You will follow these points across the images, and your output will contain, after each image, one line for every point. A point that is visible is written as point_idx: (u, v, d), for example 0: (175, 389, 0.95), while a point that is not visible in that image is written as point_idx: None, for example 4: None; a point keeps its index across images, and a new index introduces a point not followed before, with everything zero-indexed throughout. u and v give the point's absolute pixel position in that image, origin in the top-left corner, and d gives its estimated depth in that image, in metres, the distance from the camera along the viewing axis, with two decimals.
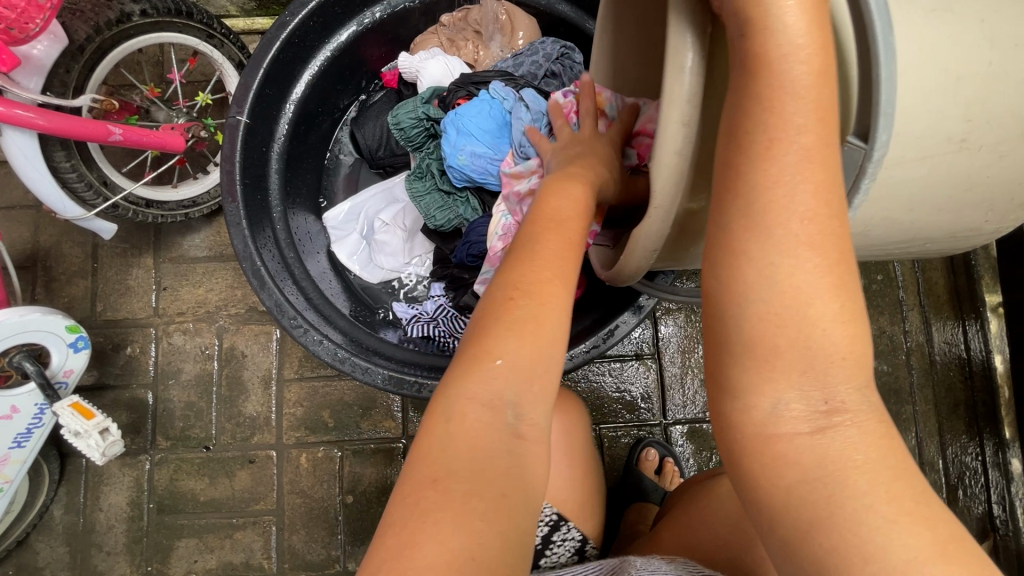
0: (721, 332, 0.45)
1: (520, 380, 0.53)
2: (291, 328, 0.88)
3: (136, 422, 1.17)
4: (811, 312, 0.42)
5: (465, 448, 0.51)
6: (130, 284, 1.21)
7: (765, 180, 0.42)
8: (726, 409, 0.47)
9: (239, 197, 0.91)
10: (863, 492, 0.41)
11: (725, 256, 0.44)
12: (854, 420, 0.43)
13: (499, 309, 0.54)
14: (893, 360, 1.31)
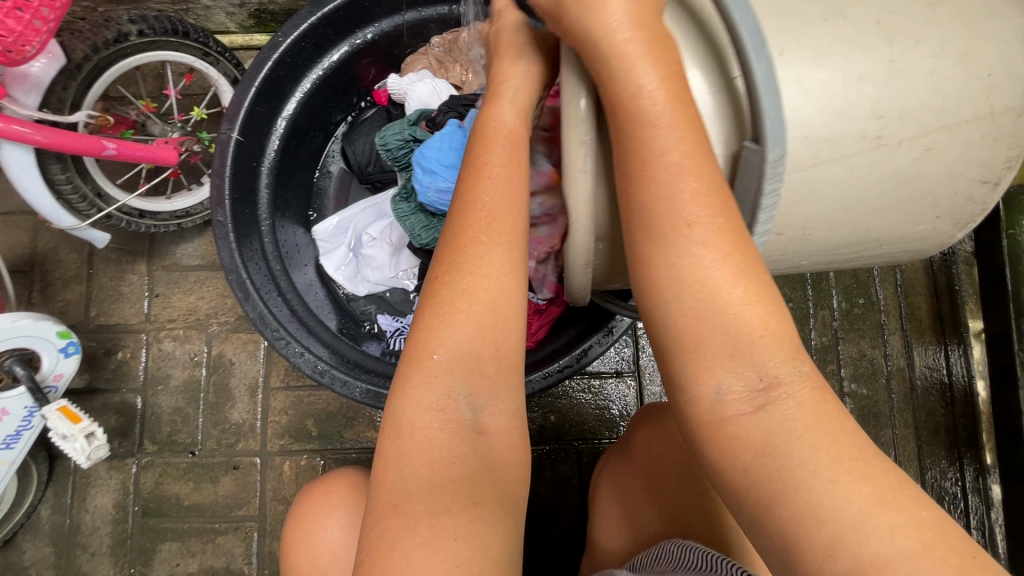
0: (658, 332, 0.53)
1: (465, 368, 0.57)
2: (273, 340, 0.90)
3: (124, 425, 1.20)
4: (721, 300, 0.50)
5: (426, 462, 0.53)
6: (124, 290, 1.24)
7: (653, 192, 0.52)
8: (679, 401, 0.53)
9: (227, 210, 0.94)
10: (806, 458, 0.45)
11: (644, 262, 0.53)
12: (789, 391, 0.48)
13: (431, 305, 0.59)
14: (873, 384, 1.32)
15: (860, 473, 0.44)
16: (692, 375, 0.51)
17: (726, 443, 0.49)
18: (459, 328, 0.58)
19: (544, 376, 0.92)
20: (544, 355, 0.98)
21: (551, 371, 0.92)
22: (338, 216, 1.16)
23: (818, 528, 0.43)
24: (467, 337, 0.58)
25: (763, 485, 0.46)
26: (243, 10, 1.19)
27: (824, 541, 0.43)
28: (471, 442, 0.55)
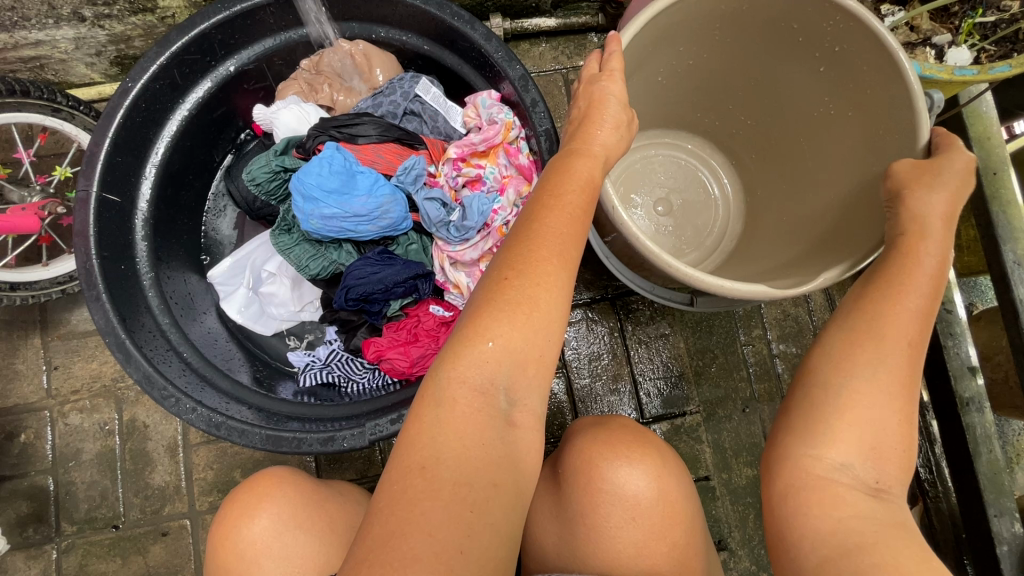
0: (819, 400, 0.59)
1: (513, 361, 0.57)
2: (161, 399, 0.85)
3: (37, 510, 1.13)
4: (893, 419, 0.56)
5: (454, 436, 0.55)
6: (18, 368, 1.17)
7: (892, 313, 0.60)
8: (796, 451, 0.59)
9: (96, 269, 0.89)
10: (900, 552, 0.51)
11: (841, 346, 0.61)
12: (895, 502, 0.56)
13: (494, 292, 0.58)
14: (801, 341, 1.28)
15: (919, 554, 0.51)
16: (824, 437, 0.57)
17: (808, 475, 0.57)
18: (518, 326, 0.57)
19: None
20: None
21: None
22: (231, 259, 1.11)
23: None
24: (524, 342, 0.57)
25: (844, 533, 0.53)
26: (102, 58, 1.14)
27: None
28: (501, 431, 0.57)
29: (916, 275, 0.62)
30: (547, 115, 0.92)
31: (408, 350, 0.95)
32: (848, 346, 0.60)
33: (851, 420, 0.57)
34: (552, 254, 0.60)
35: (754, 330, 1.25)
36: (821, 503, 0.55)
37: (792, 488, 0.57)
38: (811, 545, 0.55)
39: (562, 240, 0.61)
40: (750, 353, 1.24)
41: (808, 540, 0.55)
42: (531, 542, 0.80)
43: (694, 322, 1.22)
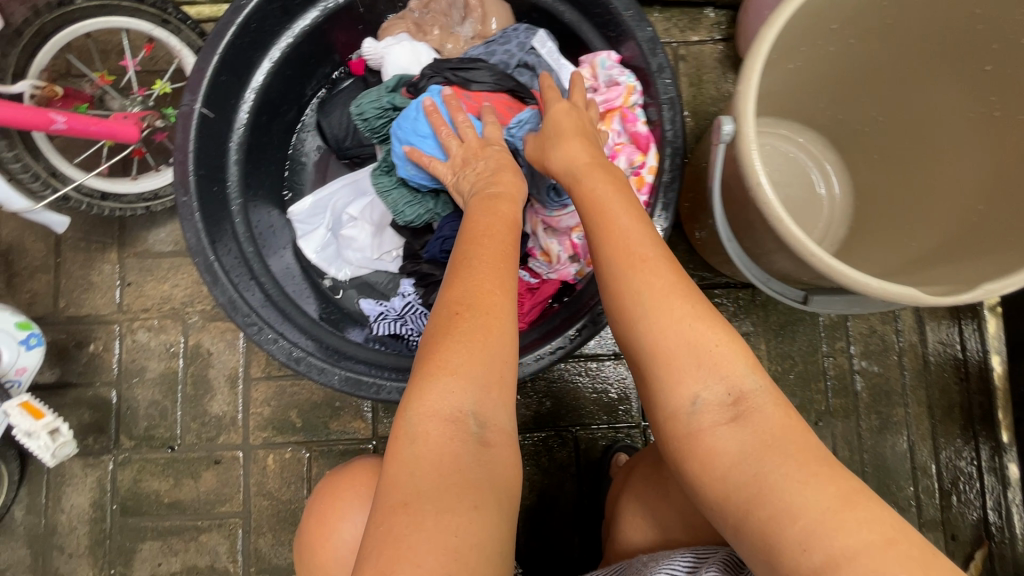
0: (640, 360, 0.62)
1: (477, 387, 0.58)
2: (244, 326, 0.85)
3: (98, 421, 1.14)
4: (702, 345, 0.59)
5: (432, 470, 0.54)
6: (93, 279, 1.17)
7: (624, 266, 0.63)
8: (663, 416, 0.61)
9: (192, 187, 0.87)
10: (778, 471, 0.52)
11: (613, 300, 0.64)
12: (755, 402, 0.57)
13: (446, 325, 0.61)
14: (885, 360, 1.21)
15: (806, 475, 0.52)
16: (670, 387, 0.60)
17: (683, 434, 0.59)
18: (475, 352, 0.59)
19: (539, 357, 0.86)
20: (530, 340, 0.90)
21: (545, 351, 0.86)
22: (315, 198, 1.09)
23: (795, 524, 0.50)
24: (483, 363, 0.59)
25: (741, 489, 0.54)
26: None
27: (800, 536, 0.49)
28: (478, 455, 0.56)
29: (626, 236, 0.65)
30: (673, 83, 0.86)
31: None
32: (619, 295, 0.63)
33: (685, 358, 0.59)
34: (486, 272, 0.64)
35: (837, 342, 1.19)
36: (704, 461, 0.57)
37: (680, 454, 0.60)
38: (715, 504, 0.57)
39: (500, 263, 0.65)
40: (831, 366, 1.18)
41: (709, 500, 0.57)
42: (625, 531, 0.81)
43: (779, 325, 1.16)
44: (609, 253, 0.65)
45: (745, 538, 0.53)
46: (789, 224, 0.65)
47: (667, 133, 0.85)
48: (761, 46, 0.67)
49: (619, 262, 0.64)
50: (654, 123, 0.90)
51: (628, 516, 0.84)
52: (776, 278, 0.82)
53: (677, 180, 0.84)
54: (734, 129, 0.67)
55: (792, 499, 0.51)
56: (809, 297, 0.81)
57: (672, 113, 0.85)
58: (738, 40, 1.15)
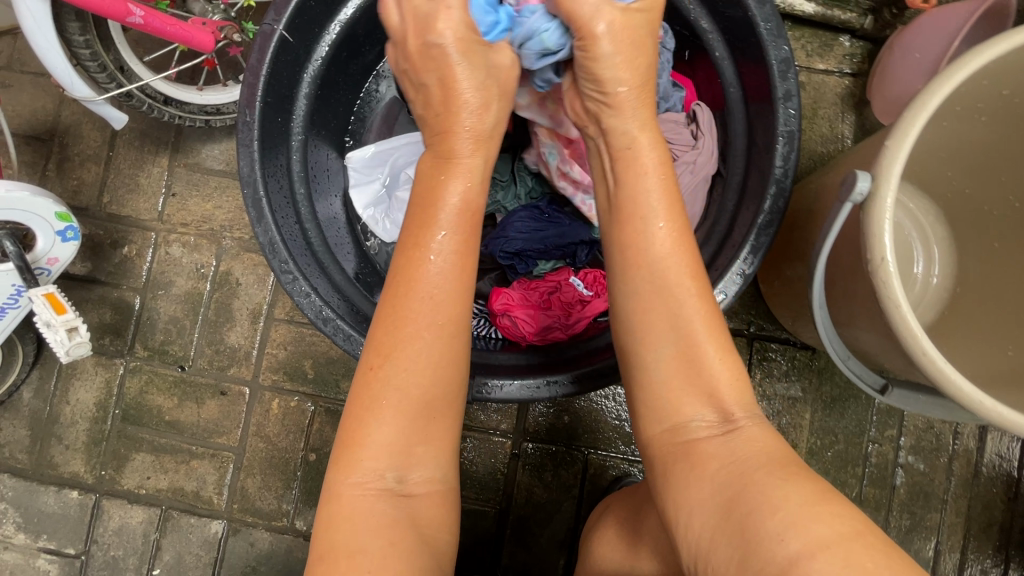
0: (645, 376, 0.64)
1: (395, 443, 0.61)
2: (279, 273, 0.80)
3: (118, 323, 1.13)
4: (703, 362, 0.61)
5: (354, 524, 0.59)
6: (140, 181, 1.15)
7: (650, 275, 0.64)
8: (658, 429, 0.63)
9: (256, 113, 0.82)
10: (761, 476, 0.55)
11: (629, 315, 0.65)
12: (747, 428, 0.60)
13: (364, 387, 0.62)
14: (932, 460, 1.11)
15: (785, 477, 0.54)
16: (670, 405, 0.62)
17: (676, 445, 0.61)
18: (399, 419, 0.61)
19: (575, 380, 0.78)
20: (569, 359, 0.83)
21: (582, 376, 0.78)
22: (373, 150, 1.02)
23: (775, 518, 0.51)
24: (397, 430, 0.61)
25: (725, 492, 0.55)
26: None
27: (779, 527, 0.50)
28: (399, 506, 0.61)
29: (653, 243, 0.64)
30: (798, 114, 0.76)
31: (535, 315, 0.88)
32: (644, 313, 0.63)
33: (691, 373, 0.61)
34: (420, 330, 0.62)
35: (887, 429, 1.09)
36: (697, 473, 0.58)
37: (669, 467, 0.61)
38: (693, 519, 0.57)
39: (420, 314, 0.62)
40: (874, 453, 1.09)
41: (691, 513, 0.57)
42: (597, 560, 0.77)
43: (830, 398, 1.07)
44: (637, 277, 0.64)
45: (724, 554, 0.53)
46: (906, 312, 0.56)
47: (776, 170, 0.76)
48: (930, 100, 0.57)
49: (646, 283, 0.64)
50: (761, 153, 0.81)
51: (601, 547, 0.77)
52: (855, 358, 0.73)
53: (776, 225, 0.75)
54: (872, 188, 0.57)
55: (773, 498, 0.52)
56: (888, 387, 0.72)
57: (787, 149, 0.76)
58: (871, 80, 1.03)
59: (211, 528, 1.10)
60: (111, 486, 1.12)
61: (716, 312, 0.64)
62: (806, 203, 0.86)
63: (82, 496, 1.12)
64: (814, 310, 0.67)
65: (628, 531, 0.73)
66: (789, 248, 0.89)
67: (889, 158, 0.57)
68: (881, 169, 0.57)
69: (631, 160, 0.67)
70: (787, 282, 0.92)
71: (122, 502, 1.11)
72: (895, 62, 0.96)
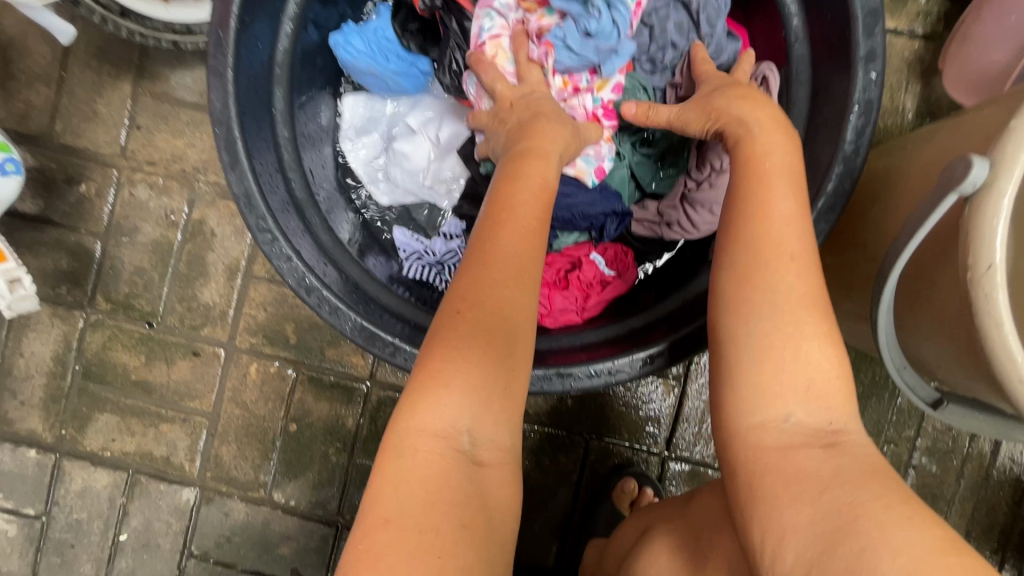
0: (737, 360, 0.54)
1: (476, 404, 0.52)
2: (255, 231, 0.68)
3: (76, 271, 1.01)
4: (810, 355, 0.52)
5: (418, 485, 0.50)
6: (98, 109, 0.99)
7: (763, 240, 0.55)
8: (742, 425, 0.53)
9: (231, 34, 0.68)
10: (873, 503, 0.45)
11: (733, 283, 0.55)
12: (853, 441, 0.51)
13: (446, 329, 0.54)
14: (946, 463, 1.06)
15: (908, 517, 0.44)
16: (764, 399, 0.52)
17: (763, 448, 0.51)
18: (477, 368, 0.53)
19: (593, 374, 0.68)
20: (584, 347, 0.74)
21: (601, 370, 0.68)
22: (369, 95, 0.89)
23: (894, 561, 0.42)
24: (482, 377, 0.53)
25: (827, 517, 0.46)
26: None
27: (899, 573, 0.41)
28: (468, 474, 0.52)
29: (771, 205, 0.55)
30: (880, 80, 0.64)
31: (551, 295, 0.80)
32: (742, 291, 0.54)
33: (796, 365, 0.52)
34: (508, 279, 0.55)
35: (905, 430, 1.03)
36: (792, 490, 0.49)
37: (757, 474, 0.51)
38: (782, 544, 0.47)
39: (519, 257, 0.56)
40: (888, 453, 1.04)
41: (782, 538, 0.47)
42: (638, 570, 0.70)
43: None
44: (751, 241, 0.55)
45: None
46: (1008, 334, 0.47)
47: (846, 145, 0.65)
48: None
49: (744, 257, 0.55)
50: (824, 123, 0.69)
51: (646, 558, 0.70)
52: (911, 367, 0.65)
53: (838, 210, 0.65)
54: (987, 177, 0.47)
55: (890, 539, 0.43)
56: (943, 402, 0.64)
57: (863, 121, 0.64)
58: (948, 44, 0.90)
59: (182, 496, 1.03)
60: (72, 446, 1.03)
61: (820, 298, 0.54)
62: (867, 187, 0.75)
63: (40, 456, 1.03)
64: (880, 314, 0.58)
65: (687, 544, 0.67)
66: (839, 235, 0.79)
67: (1014, 142, 0.46)
68: (1000, 156, 0.47)
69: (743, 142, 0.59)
70: (829, 273, 0.83)
71: (85, 464, 1.03)
72: (984, 26, 0.83)
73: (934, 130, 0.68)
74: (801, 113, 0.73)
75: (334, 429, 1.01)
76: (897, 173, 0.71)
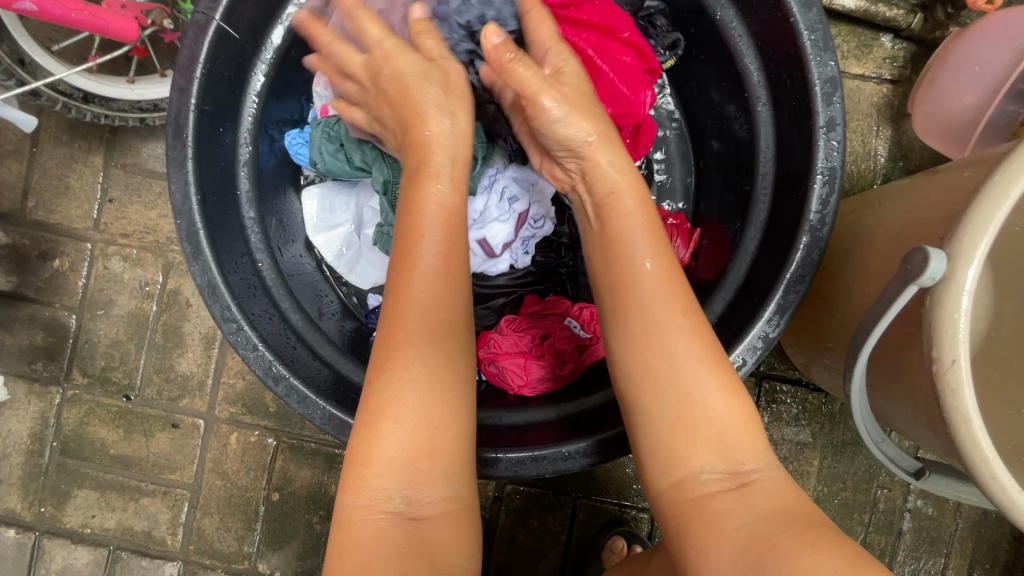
0: (649, 424, 0.54)
1: (404, 469, 0.52)
2: (221, 321, 0.67)
3: (52, 346, 1.00)
4: (709, 405, 0.52)
5: (362, 550, 0.49)
6: (70, 183, 0.99)
7: (651, 296, 0.55)
8: (664, 482, 0.53)
9: (189, 126, 0.68)
10: (785, 544, 0.45)
11: (630, 344, 0.55)
12: (762, 477, 0.51)
13: (362, 412, 0.54)
14: (942, 504, 1.04)
15: (810, 541, 0.45)
16: (675, 457, 0.53)
17: (688, 503, 0.51)
18: (393, 431, 0.52)
19: (568, 457, 0.66)
20: (560, 423, 0.72)
21: (577, 451, 0.66)
22: (330, 184, 0.87)
23: None
24: (402, 442, 0.52)
25: (745, 555, 0.46)
26: None
27: None
28: (410, 533, 0.51)
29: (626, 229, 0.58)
30: (841, 148, 0.63)
31: (527, 364, 0.78)
32: (650, 366, 0.54)
33: (704, 419, 0.52)
34: (426, 330, 0.54)
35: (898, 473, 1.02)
36: (713, 530, 0.49)
37: (681, 521, 0.51)
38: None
39: (436, 311, 0.54)
40: (882, 499, 1.02)
41: None
42: None
43: (840, 442, 1.00)
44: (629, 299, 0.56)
45: None
46: (979, 431, 0.46)
47: (812, 215, 0.64)
48: None
49: (642, 327, 0.55)
50: (790, 188, 0.68)
51: None
52: (890, 439, 0.63)
53: (807, 281, 0.63)
54: (946, 270, 0.46)
55: (804, 563, 0.43)
56: (925, 472, 0.63)
57: (827, 190, 0.63)
58: (915, 89, 0.90)
59: (164, 571, 1.01)
60: (52, 524, 1.01)
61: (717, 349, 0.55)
62: (841, 245, 0.75)
63: (20, 535, 1.01)
64: (853, 394, 0.57)
65: None
66: (814, 294, 0.78)
67: (971, 233, 0.46)
68: (957, 249, 0.46)
69: (614, 203, 0.60)
70: (806, 328, 0.81)
71: (65, 542, 1.01)
72: (949, 75, 0.83)
73: (903, 192, 0.68)
74: (768, 175, 0.72)
75: (316, 497, 1.00)
76: (867, 235, 0.70)
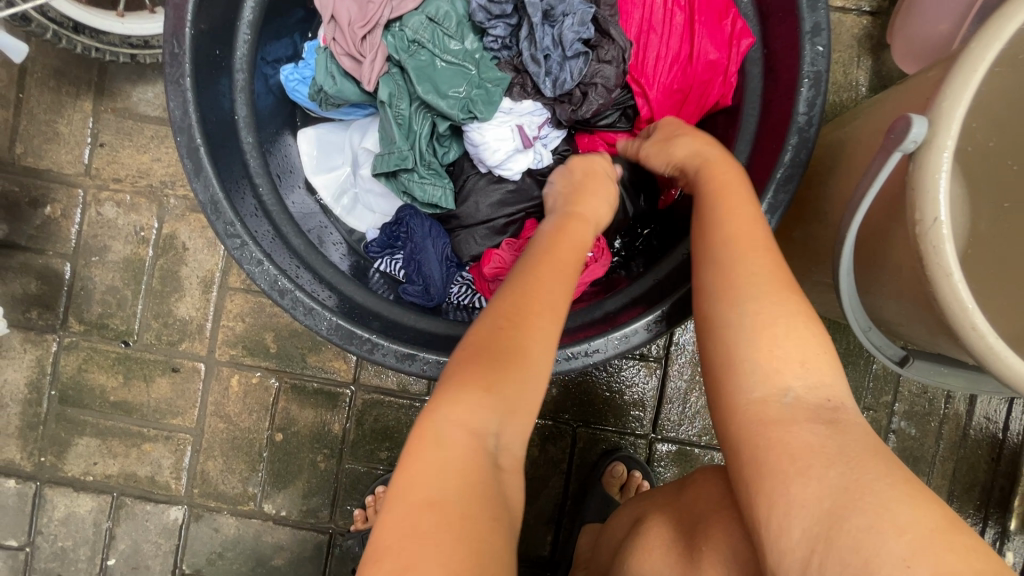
0: (731, 337, 0.57)
1: (506, 414, 0.52)
2: (224, 236, 0.68)
3: (46, 295, 0.99)
4: (789, 326, 0.55)
5: (454, 474, 0.47)
6: (59, 129, 0.98)
7: (732, 218, 0.61)
8: (745, 398, 0.55)
9: (187, 42, 0.68)
10: (880, 491, 0.46)
11: (717, 267, 0.60)
12: (847, 419, 0.53)
13: (487, 339, 0.54)
14: (923, 425, 1.09)
15: (907, 495, 0.46)
16: (763, 371, 0.54)
17: (763, 421, 0.53)
18: (514, 377, 0.52)
19: (570, 358, 0.68)
20: (562, 333, 0.75)
21: (578, 352, 0.69)
22: (325, 125, 0.89)
23: (899, 540, 0.43)
24: (521, 386, 0.53)
25: (835, 493, 0.47)
26: None
27: (903, 551, 0.43)
28: (494, 476, 0.50)
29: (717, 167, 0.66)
30: (826, 53, 0.66)
31: None
32: (725, 279, 0.59)
33: (788, 339, 0.55)
34: (548, 298, 0.57)
35: (882, 395, 1.08)
36: (799, 464, 0.49)
37: (760, 449, 0.52)
38: (789, 519, 0.48)
39: (559, 291, 0.59)
40: (868, 420, 1.08)
41: (789, 508, 0.48)
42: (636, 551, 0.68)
43: None
44: (720, 216, 0.62)
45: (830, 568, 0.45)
46: (960, 284, 0.49)
47: (800, 117, 0.66)
48: (1003, 27, 0.48)
49: (721, 253, 0.60)
50: (780, 98, 0.71)
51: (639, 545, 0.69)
52: (876, 328, 0.66)
53: (796, 181, 0.66)
54: (927, 134, 0.49)
55: (893, 516, 0.45)
56: (909, 359, 0.66)
57: (813, 93, 0.66)
58: (893, 19, 0.93)
59: (169, 515, 1.01)
60: (53, 473, 1.01)
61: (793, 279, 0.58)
62: (824, 159, 0.78)
63: (21, 485, 1.01)
64: (843, 274, 0.59)
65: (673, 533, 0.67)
66: (801, 209, 0.81)
67: (949, 98, 0.49)
68: (938, 113, 0.49)
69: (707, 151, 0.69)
70: (795, 244, 0.84)
71: (67, 490, 1.01)
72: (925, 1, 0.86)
73: (880, 100, 0.71)
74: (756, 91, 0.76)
75: (320, 436, 1.01)
76: (847, 143, 0.73)
